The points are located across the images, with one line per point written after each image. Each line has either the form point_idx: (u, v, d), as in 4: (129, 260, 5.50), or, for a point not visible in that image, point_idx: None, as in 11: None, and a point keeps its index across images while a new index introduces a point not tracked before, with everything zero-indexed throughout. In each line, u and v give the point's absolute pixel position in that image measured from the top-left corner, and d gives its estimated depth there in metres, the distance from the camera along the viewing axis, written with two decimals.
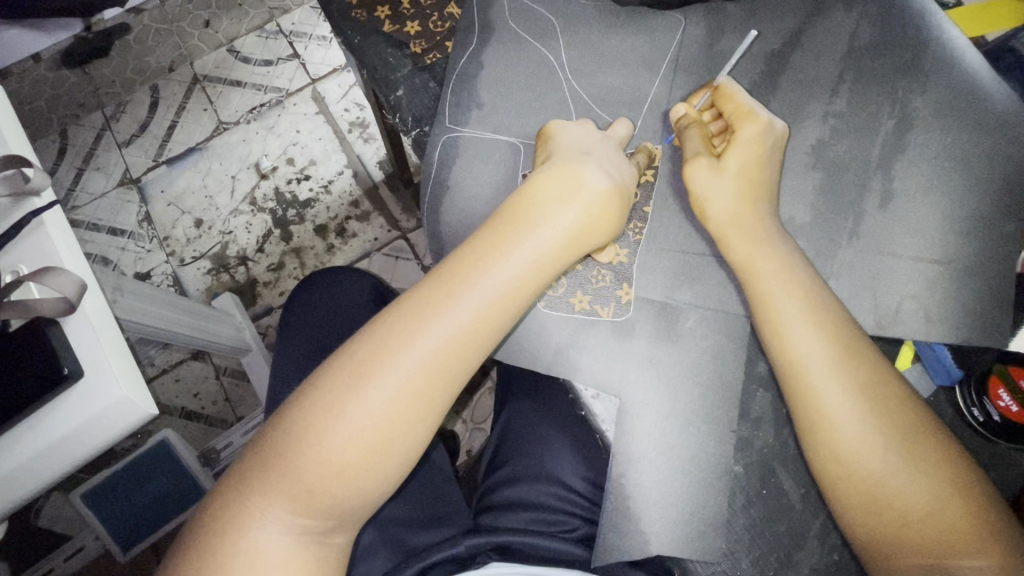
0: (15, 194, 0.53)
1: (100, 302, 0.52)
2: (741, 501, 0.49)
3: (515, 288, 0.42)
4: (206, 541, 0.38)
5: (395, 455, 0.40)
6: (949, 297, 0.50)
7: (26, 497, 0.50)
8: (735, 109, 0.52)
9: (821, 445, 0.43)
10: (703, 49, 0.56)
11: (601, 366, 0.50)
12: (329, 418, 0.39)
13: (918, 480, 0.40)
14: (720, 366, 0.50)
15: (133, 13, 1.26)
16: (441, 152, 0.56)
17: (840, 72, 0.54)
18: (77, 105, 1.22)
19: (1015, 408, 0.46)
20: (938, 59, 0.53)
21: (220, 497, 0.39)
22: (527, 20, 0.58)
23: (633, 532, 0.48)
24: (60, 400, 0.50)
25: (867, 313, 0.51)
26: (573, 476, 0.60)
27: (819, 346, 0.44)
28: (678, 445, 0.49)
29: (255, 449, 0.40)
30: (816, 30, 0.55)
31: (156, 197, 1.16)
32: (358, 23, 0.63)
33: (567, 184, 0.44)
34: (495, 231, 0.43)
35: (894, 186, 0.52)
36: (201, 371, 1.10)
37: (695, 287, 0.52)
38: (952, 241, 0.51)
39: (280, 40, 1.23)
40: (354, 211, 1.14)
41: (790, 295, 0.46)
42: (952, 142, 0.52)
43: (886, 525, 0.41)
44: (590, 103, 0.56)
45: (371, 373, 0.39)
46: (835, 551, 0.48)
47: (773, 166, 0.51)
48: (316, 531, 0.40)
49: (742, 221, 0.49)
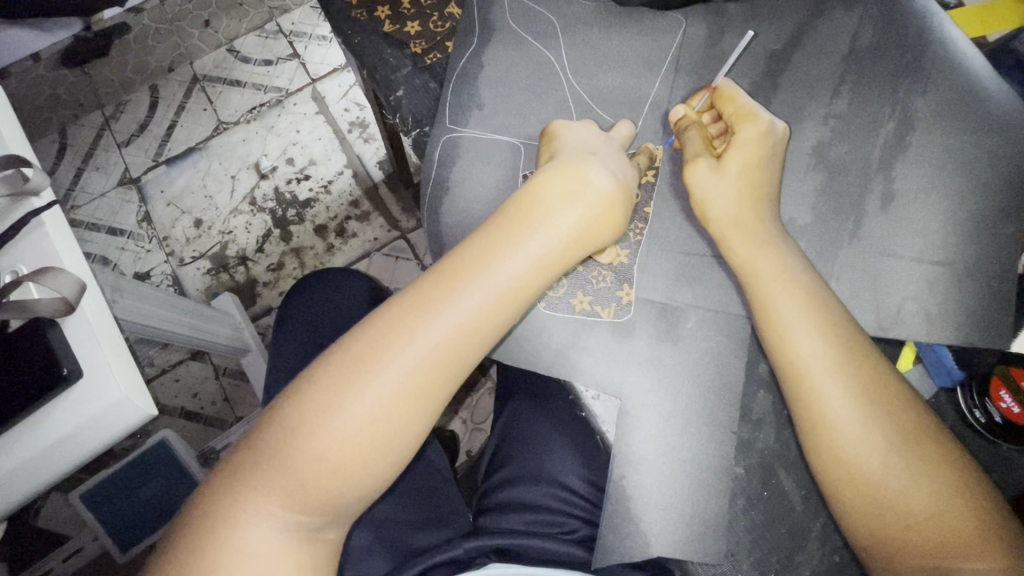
0: (14, 194, 0.53)
1: (99, 302, 0.52)
2: (742, 503, 0.49)
3: (516, 287, 0.42)
4: (197, 539, 0.37)
5: (393, 453, 0.40)
6: (950, 298, 0.50)
7: (26, 497, 0.50)
8: (735, 111, 0.52)
9: (822, 444, 0.43)
10: (704, 49, 0.56)
11: (601, 367, 0.50)
12: (325, 415, 0.39)
13: (919, 481, 0.40)
14: (721, 367, 0.50)
15: (133, 12, 1.26)
16: (442, 152, 0.56)
17: (840, 73, 0.54)
18: (77, 104, 1.22)
19: (1016, 409, 0.46)
20: (938, 61, 0.53)
21: (212, 492, 0.39)
22: (527, 21, 0.58)
23: (633, 533, 0.48)
24: (60, 400, 0.50)
25: (868, 314, 0.51)
26: (573, 476, 0.60)
27: (820, 345, 0.44)
28: (678, 446, 0.48)
29: (249, 444, 0.40)
30: (817, 30, 0.55)
31: (156, 196, 1.16)
32: (358, 23, 0.63)
33: (572, 184, 0.44)
34: (498, 229, 0.43)
35: (895, 187, 0.52)
36: (200, 371, 1.10)
37: (696, 288, 0.51)
38: (953, 242, 0.51)
39: (280, 39, 1.23)
40: (353, 211, 1.14)
41: (791, 296, 0.46)
42: (953, 143, 0.52)
43: (887, 526, 0.41)
44: (590, 103, 0.56)
45: (370, 370, 0.39)
46: (836, 552, 0.48)
47: (773, 166, 0.51)
48: (309, 528, 0.39)
49: (743, 221, 0.49)
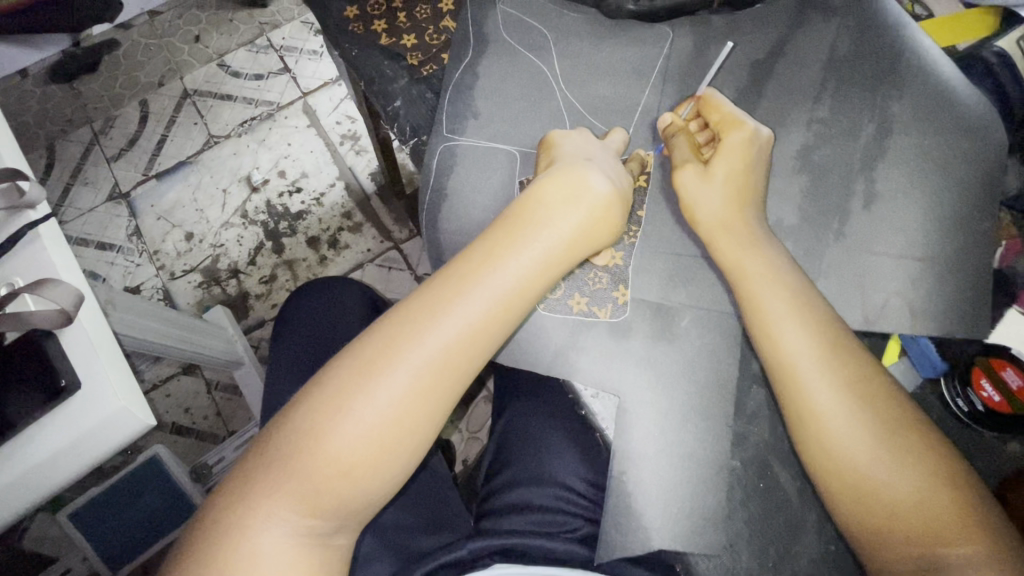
0: (10, 208, 0.54)
1: (95, 314, 0.52)
2: (739, 496, 0.50)
3: (521, 287, 0.43)
4: (208, 546, 0.38)
5: (403, 453, 0.41)
6: (933, 292, 0.52)
7: (28, 508, 0.50)
8: (720, 118, 0.54)
9: (813, 438, 0.44)
10: (691, 59, 0.58)
11: (600, 367, 0.52)
12: (335, 415, 0.39)
13: (908, 469, 0.42)
14: (716, 364, 0.51)
15: (123, 28, 1.27)
16: (439, 160, 0.58)
17: (822, 81, 0.57)
18: (65, 120, 1.22)
19: (996, 398, 0.49)
20: (912, 67, 0.56)
21: (222, 500, 0.39)
22: (519, 33, 0.60)
23: (635, 529, 0.48)
24: (57, 411, 0.50)
25: (856, 309, 0.52)
26: (573, 476, 0.60)
27: (813, 341, 0.46)
28: (677, 441, 0.50)
29: (261, 450, 0.41)
30: (797, 40, 0.58)
31: (145, 211, 1.16)
32: (355, 36, 0.64)
33: (572, 188, 0.46)
34: (502, 233, 0.44)
35: (877, 187, 0.54)
36: (192, 386, 1.09)
37: (690, 287, 0.53)
38: (932, 238, 0.53)
39: (270, 53, 1.25)
40: (346, 223, 1.14)
41: (782, 294, 0.47)
42: (928, 144, 0.54)
43: (878, 517, 0.42)
44: (583, 112, 0.58)
45: (379, 371, 0.40)
46: (831, 541, 0.50)
47: (760, 170, 0.53)
48: (319, 534, 0.40)
49: (730, 224, 0.51)
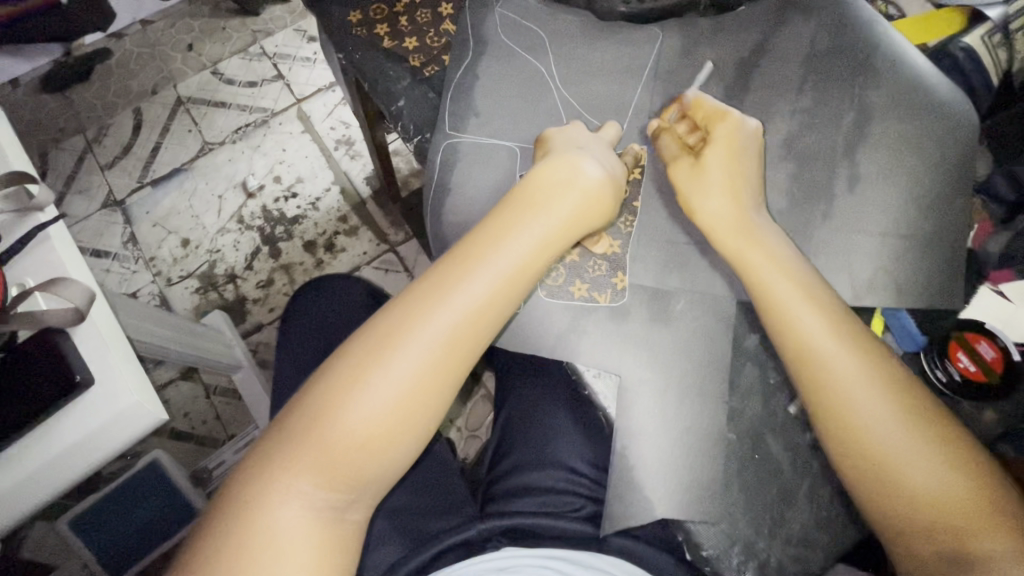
0: (19, 211, 0.55)
1: (106, 312, 0.54)
2: (735, 467, 0.52)
3: (523, 266, 0.45)
4: (228, 519, 0.39)
5: (417, 427, 0.43)
6: (913, 271, 0.55)
7: (45, 500, 0.51)
8: (705, 115, 0.57)
9: (834, 423, 0.46)
10: (680, 57, 0.61)
11: (600, 349, 0.54)
12: (350, 390, 0.41)
13: (925, 454, 0.44)
14: (710, 344, 0.54)
15: (115, 38, 1.29)
16: (442, 157, 0.60)
17: (803, 75, 0.60)
18: (58, 129, 1.23)
19: (971, 368, 0.52)
20: (887, 61, 0.59)
21: (242, 476, 0.41)
22: (516, 34, 0.63)
23: (636, 500, 0.51)
24: (71, 407, 0.51)
25: (844, 287, 0.56)
26: (578, 459, 0.62)
27: (814, 322, 0.49)
28: (673, 419, 0.52)
29: (278, 428, 0.42)
30: (779, 38, 0.61)
31: (140, 218, 1.17)
32: (358, 40, 0.66)
33: (567, 174, 0.49)
34: (503, 217, 0.47)
35: (858, 174, 0.57)
36: (191, 392, 1.10)
37: (685, 272, 0.56)
38: (910, 222, 0.56)
39: (264, 61, 1.26)
40: (342, 227, 1.16)
41: (780, 277, 0.50)
42: (904, 133, 0.58)
43: (898, 503, 0.44)
44: (579, 109, 0.61)
45: (392, 347, 0.42)
46: (823, 509, 0.52)
47: (751, 157, 0.55)
48: (336, 507, 0.41)
49: (725, 211, 0.53)
